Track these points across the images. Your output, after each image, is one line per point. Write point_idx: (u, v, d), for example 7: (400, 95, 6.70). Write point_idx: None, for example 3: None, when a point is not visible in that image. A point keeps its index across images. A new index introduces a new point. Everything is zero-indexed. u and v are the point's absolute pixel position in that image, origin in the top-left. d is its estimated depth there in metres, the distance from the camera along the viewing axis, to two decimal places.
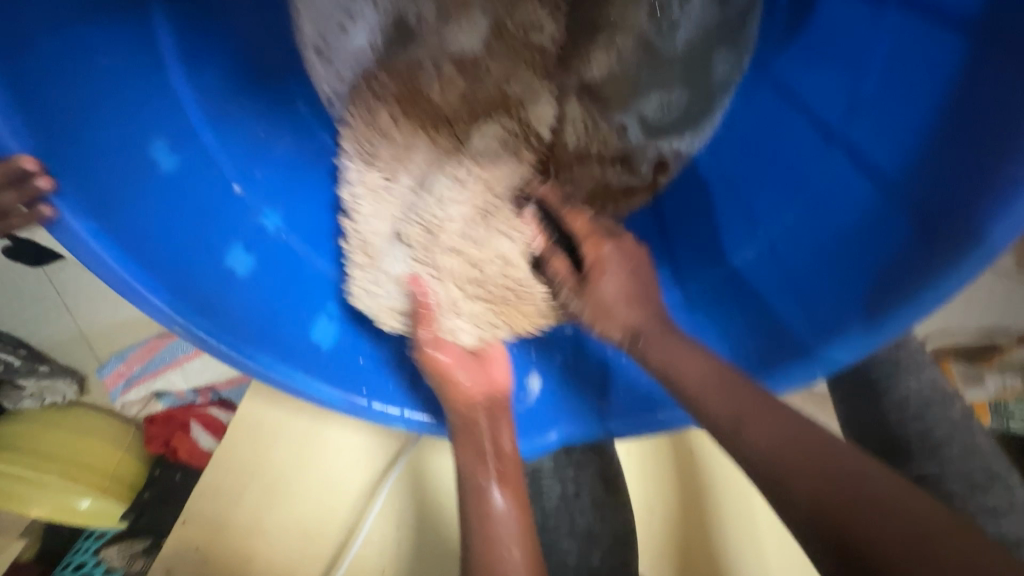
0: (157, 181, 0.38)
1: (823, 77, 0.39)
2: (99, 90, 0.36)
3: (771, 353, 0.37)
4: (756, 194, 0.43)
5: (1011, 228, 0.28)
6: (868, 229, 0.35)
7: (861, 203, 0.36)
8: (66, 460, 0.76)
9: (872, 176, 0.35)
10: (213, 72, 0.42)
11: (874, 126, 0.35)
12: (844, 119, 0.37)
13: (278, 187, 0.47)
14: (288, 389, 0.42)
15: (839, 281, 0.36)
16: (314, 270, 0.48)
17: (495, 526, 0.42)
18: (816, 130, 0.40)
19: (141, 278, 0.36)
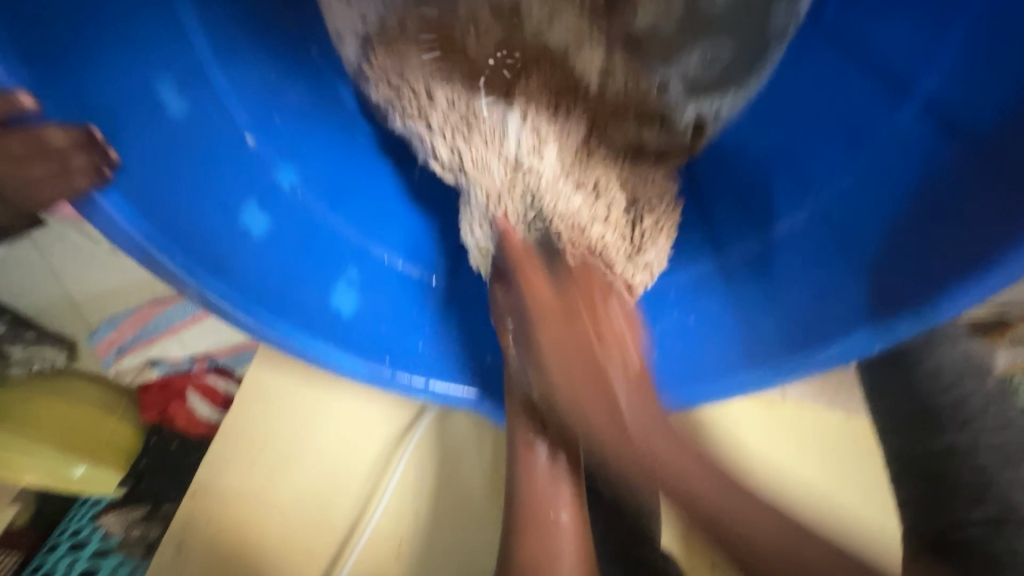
0: (168, 130, 0.34)
1: (898, 26, 0.36)
2: (106, 21, 0.31)
3: (819, 322, 0.39)
4: (814, 158, 0.42)
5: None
6: (941, 199, 0.34)
7: (926, 162, 0.34)
8: (52, 429, 0.72)
9: (953, 136, 0.33)
10: (223, 6, 0.37)
11: (961, 77, 0.32)
12: (917, 72, 0.35)
13: (294, 140, 0.43)
14: (309, 357, 0.41)
15: (911, 239, 0.35)
16: (333, 232, 0.46)
17: (539, 484, 0.41)
18: (887, 88, 0.37)
19: (159, 243, 0.33)
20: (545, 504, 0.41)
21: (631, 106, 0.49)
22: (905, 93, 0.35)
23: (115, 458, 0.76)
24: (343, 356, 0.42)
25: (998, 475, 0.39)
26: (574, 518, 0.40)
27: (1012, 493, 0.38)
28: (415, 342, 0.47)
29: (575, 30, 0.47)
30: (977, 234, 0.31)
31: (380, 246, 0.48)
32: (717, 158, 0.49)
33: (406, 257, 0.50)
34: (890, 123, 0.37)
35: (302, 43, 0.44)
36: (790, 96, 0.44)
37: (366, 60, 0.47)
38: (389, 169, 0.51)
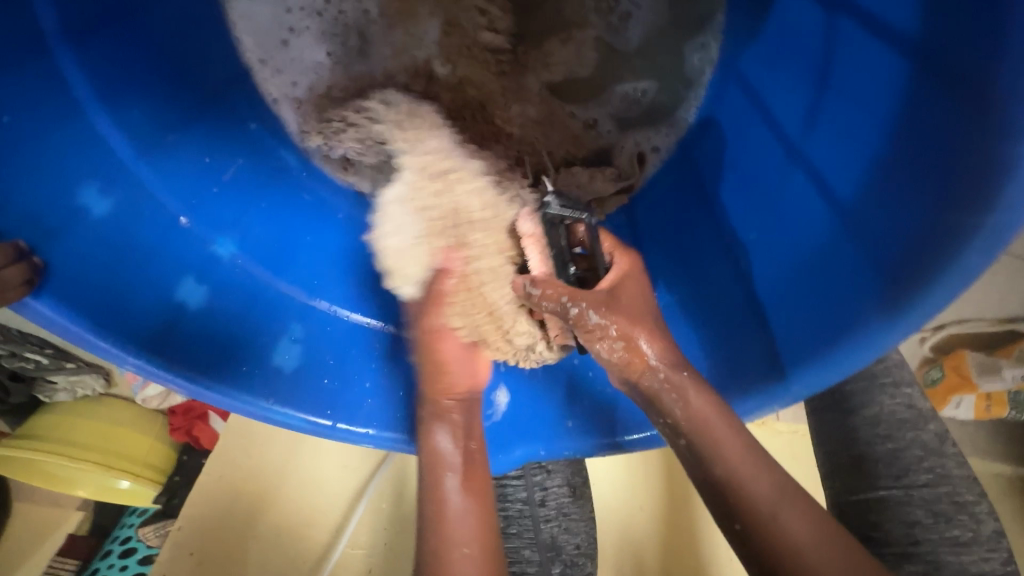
0: (93, 229, 0.38)
1: (782, 83, 0.41)
2: (37, 138, 0.35)
3: (781, 366, 0.34)
4: (730, 212, 0.43)
5: (956, 293, 0.28)
6: (829, 262, 0.34)
7: (818, 219, 0.36)
8: (97, 448, 0.79)
9: (830, 203, 0.35)
10: (150, 109, 0.42)
11: (830, 138, 0.36)
12: (807, 134, 0.38)
13: (233, 211, 0.47)
14: (254, 416, 0.43)
15: (824, 285, 0.34)
16: (277, 291, 0.49)
17: (448, 523, 0.39)
18: (780, 144, 0.40)
19: (91, 325, 0.36)
20: (452, 539, 0.38)
21: (566, 146, 0.52)
22: (795, 151, 0.39)
23: (149, 474, 0.82)
24: (281, 411, 0.44)
25: (926, 532, 0.40)
26: (483, 553, 0.38)
27: (941, 557, 0.39)
28: (362, 392, 0.48)
29: (488, 86, 0.51)
30: (858, 310, 0.31)
31: (325, 298, 0.51)
32: (657, 201, 0.50)
33: (351, 306, 0.52)
34: (789, 182, 0.39)
35: (240, 120, 0.48)
36: (711, 150, 0.47)
37: (317, 124, 0.51)
38: (337, 222, 0.54)
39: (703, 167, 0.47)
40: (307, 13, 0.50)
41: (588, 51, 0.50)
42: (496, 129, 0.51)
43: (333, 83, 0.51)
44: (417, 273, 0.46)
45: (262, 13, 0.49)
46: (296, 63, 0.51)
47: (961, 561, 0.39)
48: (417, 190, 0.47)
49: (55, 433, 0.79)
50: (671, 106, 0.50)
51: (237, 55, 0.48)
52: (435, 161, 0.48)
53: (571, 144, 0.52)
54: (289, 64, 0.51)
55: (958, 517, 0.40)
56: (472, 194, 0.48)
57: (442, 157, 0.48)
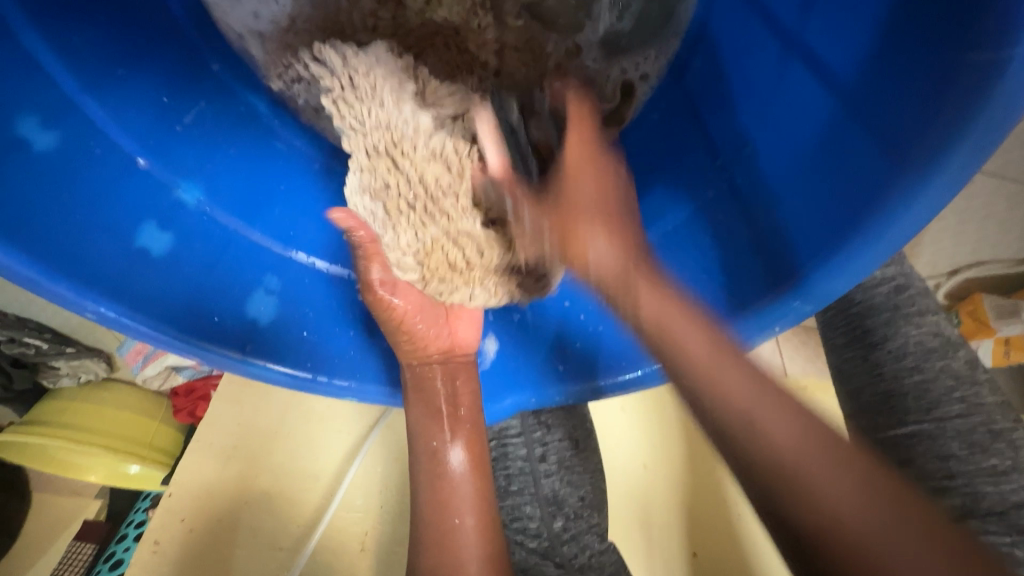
0: (38, 163, 0.35)
1: None
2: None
3: (785, 275, 0.32)
4: (725, 132, 0.40)
5: (969, 162, 0.24)
6: (833, 162, 0.31)
7: (816, 114, 0.33)
8: (104, 432, 0.77)
9: (830, 90, 0.32)
10: (96, 39, 0.38)
11: (827, 23, 0.33)
12: (803, 24, 0.35)
13: (196, 155, 0.44)
14: (228, 368, 0.40)
15: (829, 177, 0.31)
16: (248, 240, 0.46)
17: (446, 493, 0.43)
18: (773, 38, 0.37)
19: (47, 268, 0.33)
20: (449, 510, 0.43)
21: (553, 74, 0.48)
22: (791, 46, 0.36)
23: (158, 456, 0.79)
24: (257, 362, 0.41)
25: (965, 467, 0.37)
26: (481, 523, 0.42)
27: (977, 486, 0.36)
28: (342, 346, 0.46)
29: (459, 5, 0.46)
30: (868, 193, 0.28)
31: (301, 249, 0.48)
32: (647, 135, 0.48)
33: (330, 258, 0.50)
34: (790, 83, 0.36)
35: (201, 63, 0.46)
36: (703, 70, 0.44)
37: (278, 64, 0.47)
38: (311, 172, 0.51)
39: (695, 87, 0.45)
40: None
41: None
42: (468, 57, 0.46)
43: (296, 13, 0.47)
44: (407, 256, 0.43)
45: None
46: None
47: (1001, 490, 0.36)
48: (365, 166, 0.43)
49: (61, 420, 0.76)
50: (659, 26, 0.47)
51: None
52: (386, 135, 0.42)
53: (552, 73, 0.47)
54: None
55: (995, 446, 0.37)
56: (431, 158, 0.43)
57: (382, 121, 0.42)
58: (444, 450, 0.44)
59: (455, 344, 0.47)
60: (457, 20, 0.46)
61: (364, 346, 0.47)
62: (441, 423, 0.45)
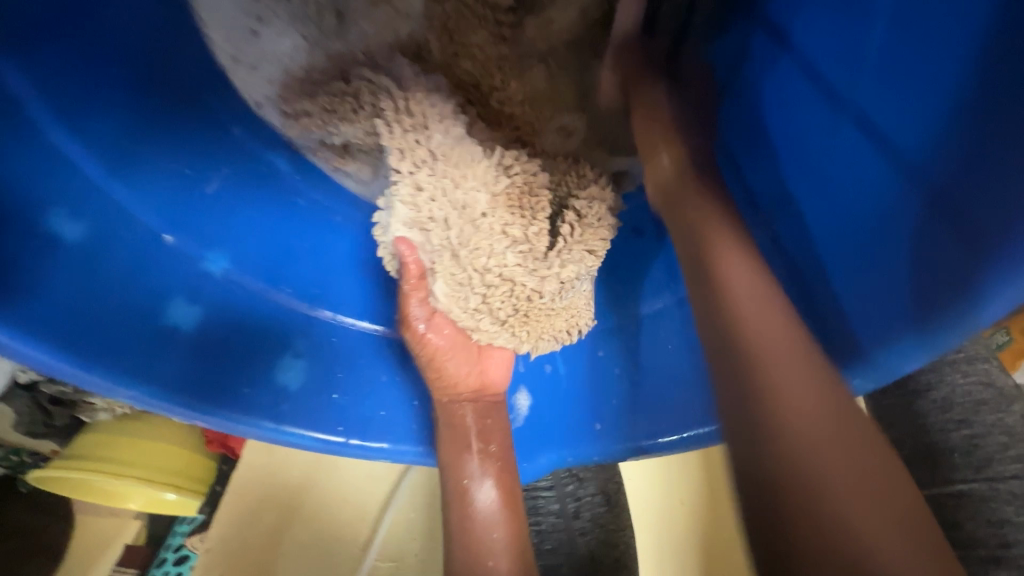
0: (65, 253, 0.35)
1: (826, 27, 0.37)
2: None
3: (849, 343, 0.32)
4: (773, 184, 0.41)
5: (1005, 304, 0.25)
6: (869, 248, 0.33)
7: (880, 182, 0.33)
8: (138, 462, 0.75)
9: (892, 156, 0.32)
10: (111, 119, 0.38)
11: (889, 86, 0.32)
12: (858, 84, 0.34)
13: (221, 225, 0.44)
14: (259, 437, 0.41)
15: (896, 245, 0.31)
16: (275, 304, 0.46)
17: (481, 533, 0.43)
18: (823, 93, 0.37)
19: (86, 360, 0.34)
20: (484, 551, 0.43)
21: (574, 122, 0.47)
22: (845, 104, 0.35)
23: (193, 484, 0.79)
24: (290, 430, 0.42)
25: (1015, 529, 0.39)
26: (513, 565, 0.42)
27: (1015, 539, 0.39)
28: (373, 409, 0.46)
29: (487, 56, 0.45)
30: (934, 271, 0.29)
31: (327, 309, 0.49)
32: None
33: (358, 315, 0.50)
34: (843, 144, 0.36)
35: (219, 127, 0.44)
36: None
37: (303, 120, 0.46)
38: (338, 230, 0.51)
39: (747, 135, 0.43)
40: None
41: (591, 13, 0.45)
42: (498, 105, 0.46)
43: (316, 70, 0.45)
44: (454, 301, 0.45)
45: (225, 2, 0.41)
46: (268, 60, 0.44)
47: None
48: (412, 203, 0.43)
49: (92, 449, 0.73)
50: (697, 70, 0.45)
51: (206, 56, 0.42)
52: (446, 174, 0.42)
53: (577, 123, 0.48)
54: (264, 64, 0.44)
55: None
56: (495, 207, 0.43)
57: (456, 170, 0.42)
58: (473, 489, 0.44)
59: (485, 383, 0.47)
60: (483, 69, 0.45)
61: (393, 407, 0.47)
62: (472, 456, 0.44)
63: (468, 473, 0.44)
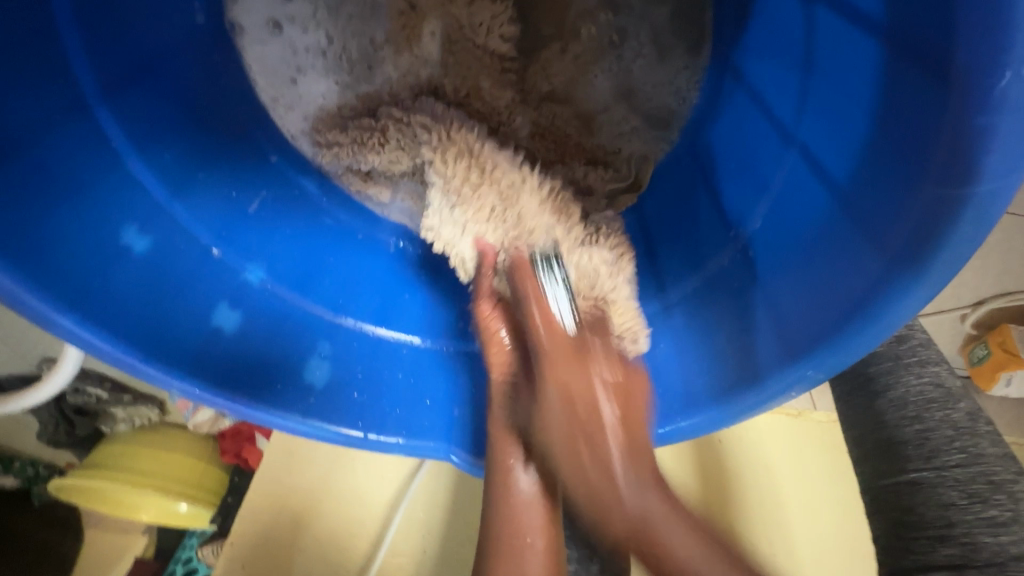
0: (132, 263, 0.41)
1: (777, 67, 0.42)
2: (51, 175, 0.36)
3: (793, 344, 0.35)
4: (736, 207, 0.44)
5: (914, 304, 0.29)
6: (832, 242, 0.34)
7: (816, 200, 0.36)
8: (155, 474, 0.80)
9: (825, 181, 0.36)
10: (176, 149, 0.44)
11: (817, 119, 0.37)
12: (799, 120, 0.39)
13: (259, 241, 0.50)
14: (286, 429, 0.45)
15: (830, 257, 0.34)
16: (304, 312, 0.51)
17: (516, 515, 0.43)
18: (773, 126, 0.42)
19: (141, 354, 0.39)
20: (518, 530, 0.43)
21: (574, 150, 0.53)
22: (789, 137, 0.40)
23: (206, 496, 0.82)
24: (317, 424, 0.46)
25: (961, 512, 0.39)
26: (548, 545, 0.42)
27: (976, 534, 0.38)
28: (390, 407, 0.51)
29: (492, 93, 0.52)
30: (860, 275, 0.32)
31: (350, 318, 0.54)
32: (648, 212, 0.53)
33: (377, 323, 0.55)
34: (789, 171, 0.39)
35: (260, 155, 0.50)
36: (712, 146, 0.48)
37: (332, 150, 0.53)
38: (364, 248, 0.56)
39: (715, 162, 0.48)
40: (315, 52, 0.50)
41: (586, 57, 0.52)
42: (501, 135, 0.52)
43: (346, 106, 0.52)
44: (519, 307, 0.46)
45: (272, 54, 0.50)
46: (307, 98, 0.52)
47: (1001, 542, 0.37)
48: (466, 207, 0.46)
49: (116, 461, 0.79)
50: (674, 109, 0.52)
51: (253, 95, 0.50)
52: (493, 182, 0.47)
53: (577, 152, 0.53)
54: (302, 101, 0.52)
55: (995, 497, 0.40)
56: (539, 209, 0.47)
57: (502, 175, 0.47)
58: (516, 473, 0.44)
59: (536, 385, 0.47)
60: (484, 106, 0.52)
61: (409, 405, 0.51)
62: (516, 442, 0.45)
63: (513, 455, 0.44)
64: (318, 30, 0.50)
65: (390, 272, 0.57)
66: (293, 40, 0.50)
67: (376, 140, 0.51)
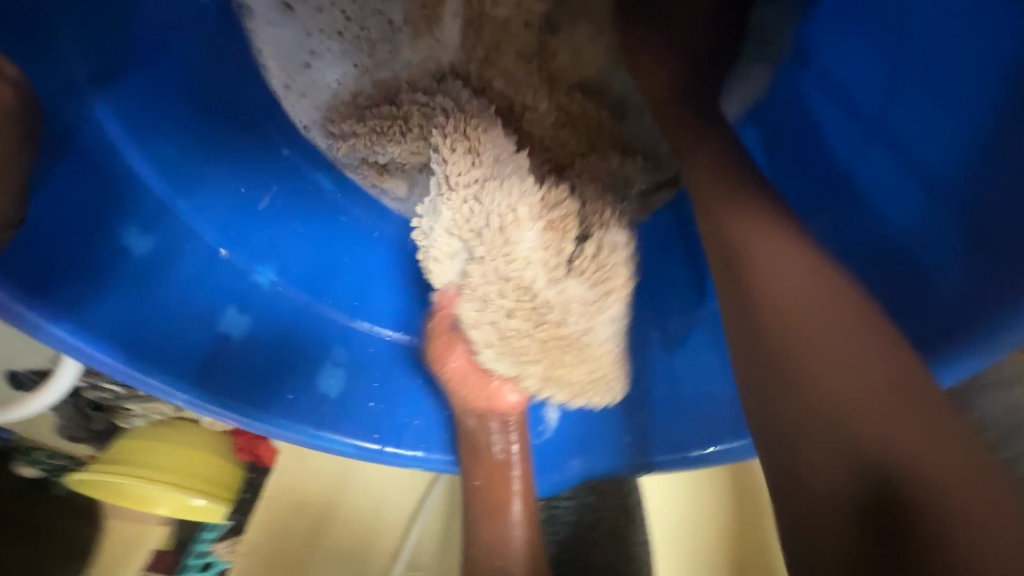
0: (134, 266, 0.38)
1: (863, 59, 0.40)
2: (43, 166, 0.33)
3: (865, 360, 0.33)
4: (805, 201, 0.43)
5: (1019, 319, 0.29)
6: (924, 240, 0.35)
7: (908, 200, 0.36)
8: None
9: (920, 177, 0.36)
10: (176, 142, 0.41)
11: (920, 113, 0.36)
12: (885, 111, 0.38)
13: (268, 239, 0.46)
14: (299, 442, 0.43)
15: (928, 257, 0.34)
16: (317, 315, 0.48)
17: (501, 544, 0.46)
18: (853, 117, 0.41)
19: (145, 365, 0.36)
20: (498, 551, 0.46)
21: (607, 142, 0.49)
22: (878, 134, 0.39)
23: None
24: (329, 436, 0.44)
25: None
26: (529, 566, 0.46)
27: None
28: (406, 415, 0.48)
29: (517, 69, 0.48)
30: (947, 268, 0.33)
31: (366, 322, 0.50)
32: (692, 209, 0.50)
33: (393, 325, 0.52)
34: (878, 163, 0.39)
35: (271, 146, 0.47)
36: (782, 134, 0.46)
37: (345, 142, 0.49)
38: (383, 249, 0.53)
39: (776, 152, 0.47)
40: (329, 34, 0.47)
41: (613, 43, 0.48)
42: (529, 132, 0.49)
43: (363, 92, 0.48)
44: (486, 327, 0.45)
45: (284, 40, 0.46)
46: (320, 85, 0.48)
47: None
48: (457, 212, 0.44)
49: (121, 465, 0.75)
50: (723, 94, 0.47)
51: (263, 83, 0.46)
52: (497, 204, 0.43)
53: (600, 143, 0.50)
54: (313, 90, 0.48)
55: None
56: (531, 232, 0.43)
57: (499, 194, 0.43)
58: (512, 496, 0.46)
59: (493, 407, 0.46)
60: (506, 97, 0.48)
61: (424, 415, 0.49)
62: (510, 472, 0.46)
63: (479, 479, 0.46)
64: (333, 10, 0.46)
65: (404, 263, 0.53)
66: (306, 22, 0.46)
67: (394, 131, 0.47)
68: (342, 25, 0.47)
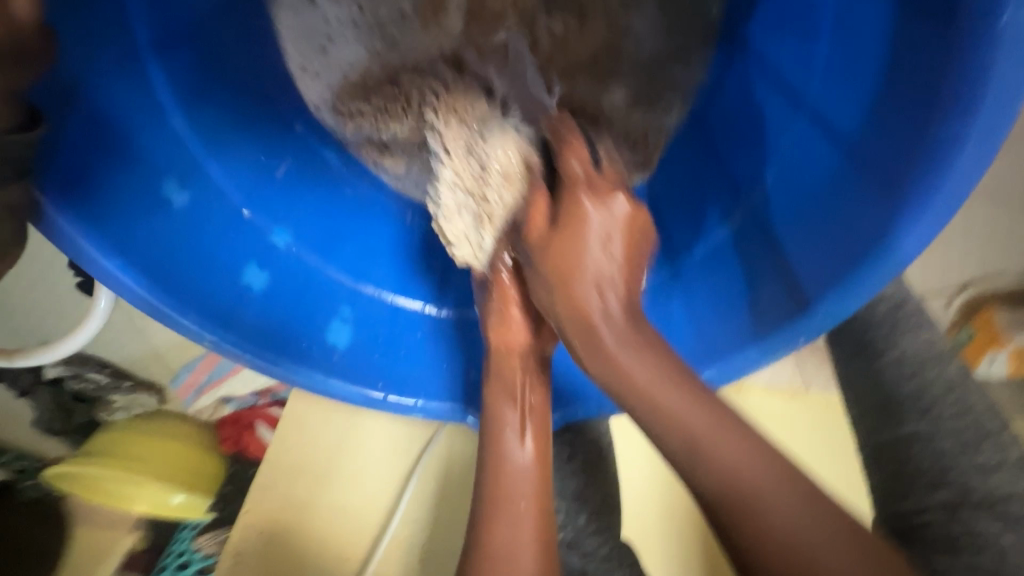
0: (172, 215, 0.43)
1: (781, 40, 0.43)
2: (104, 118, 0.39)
3: (807, 286, 0.38)
4: (744, 172, 0.46)
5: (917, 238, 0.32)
6: (841, 192, 0.37)
7: (822, 159, 0.39)
8: (149, 462, 0.78)
9: (832, 140, 0.38)
10: (215, 108, 0.45)
11: (830, 84, 0.38)
12: (807, 86, 0.40)
13: (286, 203, 0.51)
14: (308, 386, 0.48)
15: (843, 205, 0.36)
16: (325, 277, 0.53)
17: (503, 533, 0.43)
18: (779, 90, 0.44)
19: (174, 302, 0.42)
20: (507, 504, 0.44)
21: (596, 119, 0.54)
22: (799, 103, 0.41)
23: (203, 486, 0.80)
24: (336, 382, 0.49)
25: (957, 461, 0.42)
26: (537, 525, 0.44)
27: (968, 479, 0.41)
28: (408, 367, 0.53)
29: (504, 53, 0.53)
30: (868, 208, 0.34)
31: (370, 285, 0.55)
32: (669, 177, 0.54)
33: (395, 290, 0.56)
34: (798, 132, 0.41)
35: (285, 122, 0.51)
36: (723, 113, 0.50)
37: (353, 119, 0.54)
38: (387, 222, 0.57)
39: (717, 128, 0.51)
40: (347, 23, 0.52)
41: (598, 35, 0.54)
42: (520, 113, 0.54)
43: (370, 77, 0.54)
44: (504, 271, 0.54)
45: (302, 27, 0.52)
46: (333, 68, 0.53)
47: (989, 484, 0.41)
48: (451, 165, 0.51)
49: (109, 450, 0.77)
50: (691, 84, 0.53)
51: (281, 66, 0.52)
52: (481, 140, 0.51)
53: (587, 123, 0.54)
54: (326, 72, 0.53)
55: (985, 444, 0.43)
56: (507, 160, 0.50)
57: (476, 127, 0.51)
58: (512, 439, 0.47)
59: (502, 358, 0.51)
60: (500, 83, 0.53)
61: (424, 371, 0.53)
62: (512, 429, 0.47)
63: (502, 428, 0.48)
64: (348, 3, 0.52)
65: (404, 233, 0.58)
66: (326, 14, 0.52)
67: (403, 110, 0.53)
68: (356, 16, 0.52)
